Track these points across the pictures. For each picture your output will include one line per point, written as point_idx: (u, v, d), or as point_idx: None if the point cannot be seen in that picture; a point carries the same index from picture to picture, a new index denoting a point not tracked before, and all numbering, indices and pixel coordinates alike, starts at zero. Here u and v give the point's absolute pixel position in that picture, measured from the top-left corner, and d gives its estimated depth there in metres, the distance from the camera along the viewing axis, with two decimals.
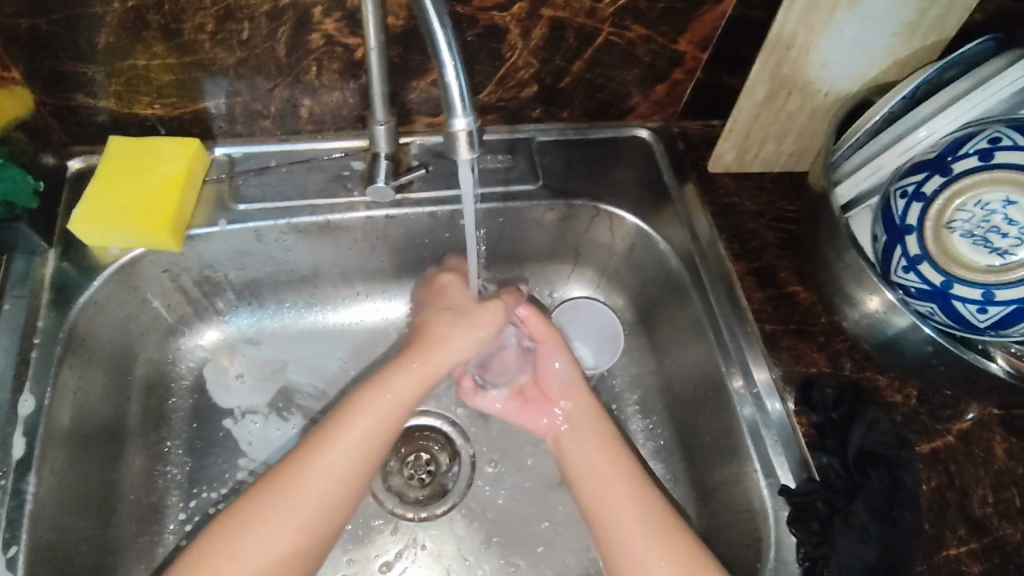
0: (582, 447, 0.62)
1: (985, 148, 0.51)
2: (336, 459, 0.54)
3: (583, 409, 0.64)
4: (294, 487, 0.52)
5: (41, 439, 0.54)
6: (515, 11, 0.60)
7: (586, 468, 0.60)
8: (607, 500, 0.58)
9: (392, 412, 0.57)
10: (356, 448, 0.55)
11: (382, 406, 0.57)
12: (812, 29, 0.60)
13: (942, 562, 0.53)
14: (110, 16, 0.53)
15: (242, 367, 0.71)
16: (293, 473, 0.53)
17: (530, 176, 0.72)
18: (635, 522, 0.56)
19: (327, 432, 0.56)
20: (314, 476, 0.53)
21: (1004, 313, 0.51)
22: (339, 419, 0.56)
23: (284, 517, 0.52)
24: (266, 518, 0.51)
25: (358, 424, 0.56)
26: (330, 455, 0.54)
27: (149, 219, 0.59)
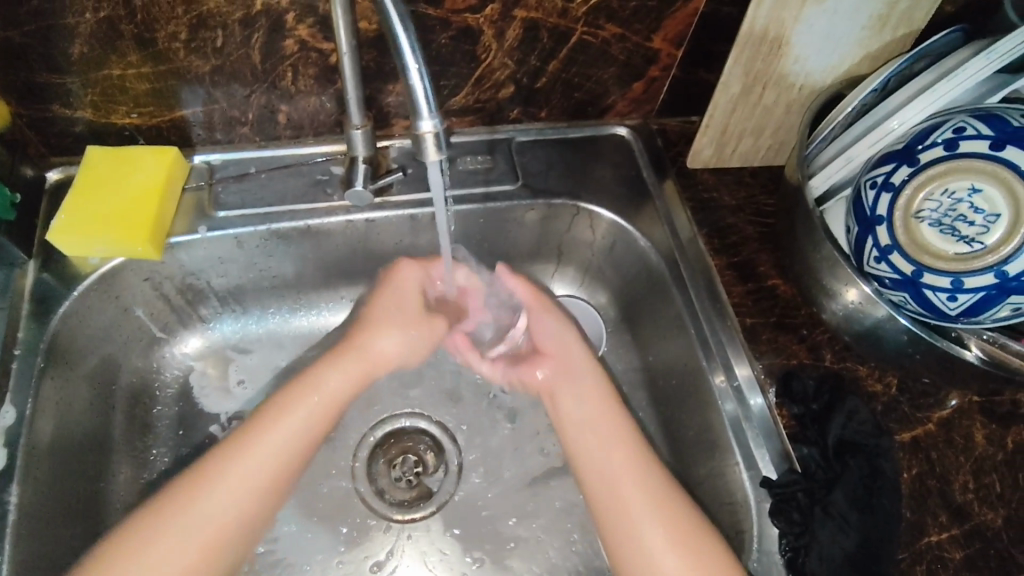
0: (579, 406, 0.62)
1: (951, 139, 0.52)
2: (257, 461, 0.55)
3: (576, 367, 0.64)
4: (224, 481, 0.53)
5: (23, 449, 0.54)
6: (487, 12, 0.60)
7: (584, 421, 0.61)
8: (614, 481, 0.57)
9: (322, 411, 0.59)
10: (279, 449, 0.56)
11: (312, 401, 0.59)
12: (782, 25, 0.60)
13: (923, 548, 0.54)
14: (82, 27, 0.53)
15: (236, 380, 0.71)
16: (209, 474, 0.54)
17: (510, 176, 0.72)
18: (644, 506, 0.55)
19: (249, 433, 0.56)
20: (231, 477, 0.54)
21: (973, 301, 0.52)
22: (262, 421, 0.57)
23: (199, 518, 0.52)
24: (180, 517, 0.51)
25: (284, 426, 0.57)
26: (253, 456, 0.55)
27: (128, 228, 0.60)
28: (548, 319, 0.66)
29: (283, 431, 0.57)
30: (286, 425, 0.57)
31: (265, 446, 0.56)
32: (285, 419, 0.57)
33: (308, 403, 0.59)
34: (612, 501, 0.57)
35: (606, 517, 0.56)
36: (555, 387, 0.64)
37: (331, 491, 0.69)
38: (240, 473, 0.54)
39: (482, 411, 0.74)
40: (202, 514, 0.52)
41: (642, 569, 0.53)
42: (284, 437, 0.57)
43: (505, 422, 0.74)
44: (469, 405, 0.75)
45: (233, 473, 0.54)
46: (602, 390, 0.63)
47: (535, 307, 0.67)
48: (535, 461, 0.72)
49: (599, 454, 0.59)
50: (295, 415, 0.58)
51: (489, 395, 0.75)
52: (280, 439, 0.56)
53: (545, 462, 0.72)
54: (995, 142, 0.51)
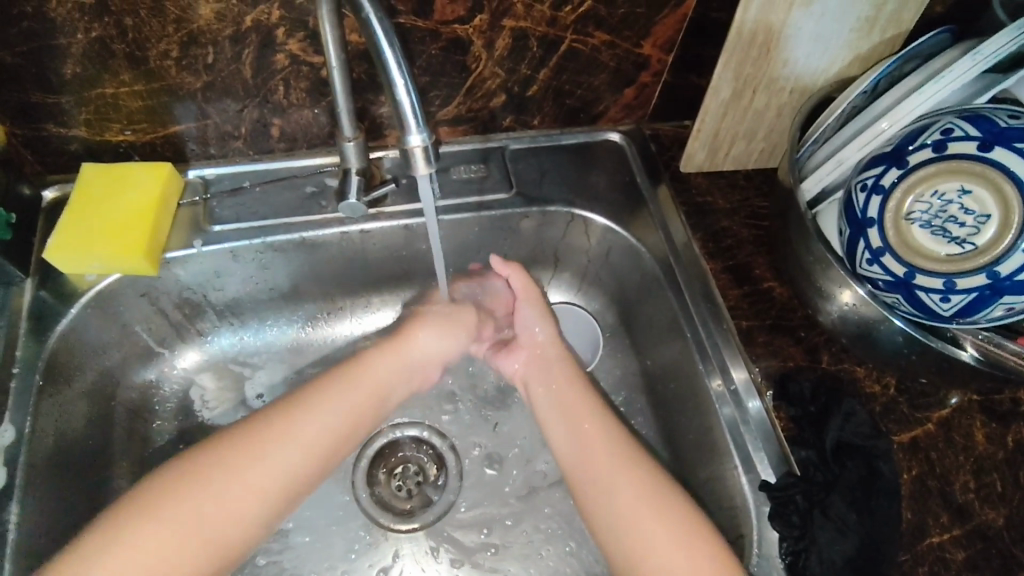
0: (549, 392, 0.66)
1: (939, 140, 0.53)
2: (315, 429, 0.58)
3: (549, 356, 0.69)
4: (276, 444, 0.56)
5: (22, 468, 0.55)
6: (476, 23, 0.60)
7: (551, 398, 0.66)
8: (592, 456, 0.60)
9: (366, 393, 0.62)
10: (337, 419, 0.59)
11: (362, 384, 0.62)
12: (770, 29, 0.60)
13: (925, 550, 0.53)
14: (74, 47, 0.53)
15: (248, 396, 0.72)
16: (272, 429, 0.56)
17: (504, 184, 0.73)
18: (625, 477, 0.58)
19: (311, 398, 0.59)
20: (292, 437, 0.56)
21: (966, 301, 0.52)
22: (320, 391, 0.60)
23: (257, 466, 0.54)
24: (241, 466, 0.54)
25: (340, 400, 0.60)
26: (314, 420, 0.58)
27: (123, 244, 0.60)
28: (529, 310, 0.70)
29: (339, 404, 0.60)
30: (342, 398, 0.60)
31: (323, 414, 0.59)
32: (344, 395, 0.60)
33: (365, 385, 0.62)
34: (594, 481, 0.59)
35: (585, 494, 0.59)
36: (529, 377, 0.68)
37: (331, 502, 0.69)
38: (303, 431, 0.57)
39: (481, 419, 0.74)
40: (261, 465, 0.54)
41: (617, 524, 0.56)
42: (341, 407, 0.60)
43: (504, 429, 0.74)
44: (468, 413, 0.75)
45: (296, 435, 0.57)
46: (570, 376, 0.67)
47: (523, 297, 0.71)
48: (534, 467, 0.72)
49: (580, 437, 0.62)
50: (352, 389, 0.61)
51: (488, 403, 0.75)
52: (337, 412, 0.59)
53: (545, 469, 0.72)
54: (983, 143, 0.51)
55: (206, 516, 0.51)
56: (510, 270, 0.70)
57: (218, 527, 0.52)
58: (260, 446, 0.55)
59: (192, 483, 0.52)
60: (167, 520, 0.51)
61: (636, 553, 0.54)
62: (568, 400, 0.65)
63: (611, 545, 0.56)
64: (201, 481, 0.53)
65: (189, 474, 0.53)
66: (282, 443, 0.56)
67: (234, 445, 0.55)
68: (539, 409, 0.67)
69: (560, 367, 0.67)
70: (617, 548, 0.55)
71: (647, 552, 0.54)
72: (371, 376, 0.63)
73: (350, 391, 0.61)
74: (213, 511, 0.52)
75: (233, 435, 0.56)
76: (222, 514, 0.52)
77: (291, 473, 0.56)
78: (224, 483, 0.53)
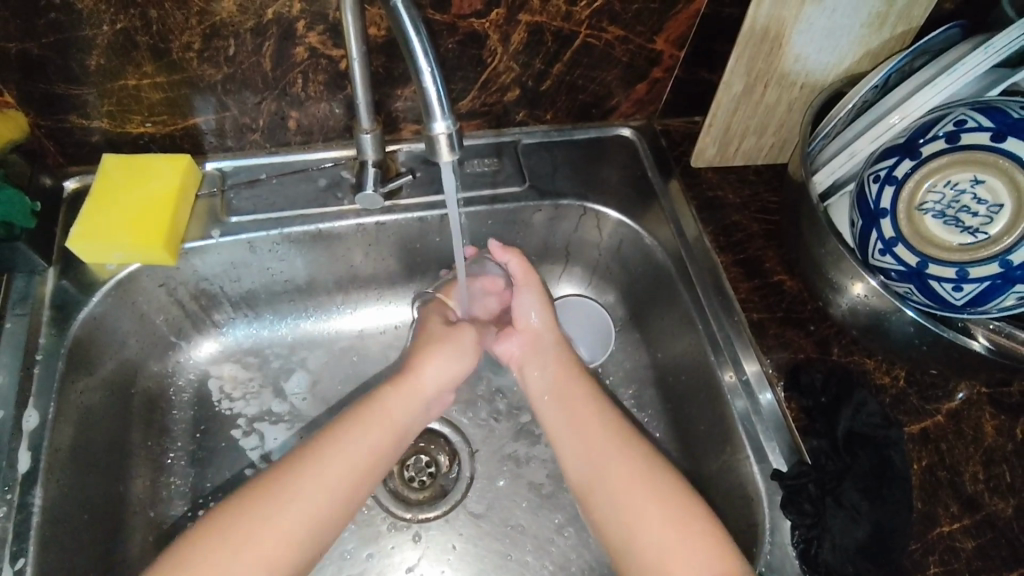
0: (543, 379, 0.69)
1: (951, 131, 0.53)
2: (331, 482, 0.56)
3: (546, 340, 0.70)
4: (316, 476, 0.56)
5: (45, 454, 0.55)
6: (493, 16, 0.61)
7: (552, 378, 0.68)
8: (590, 438, 0.62)
9: (386, 433, 0.60)
10: (351, 469, 0.57)
11: (383, 426, 0.60)
12: (782, 24, 0.61)
13: (936, 539, 0.54)
14: (99, 39, 0.54)
15: (279, 381, 0.73)
16: (286, 493, 0.54)
17: (517, 177, 0.73)
18: (621, 460, 0.60)
19: (320, 454, 0.57)
20: (309, 496, 0.55)
21: (978, 291, 0.53)
22: (330, 443, 0.58)
23: (279, 534, 0.53)
24: (261, 526, 0.52)
25: (351, 445, 0.58)
26: (322, 478, 0.56)
27: (143, 235, 0.61)
28: (528, 296, 0.71)
29: (351, 453, 0.58)
30: (353, 446, 0.58)
31: (334, 471, 0.56)
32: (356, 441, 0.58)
33: (376, 426, 0.60)
34: (589, 460, 0.62)
35: (582, 478, 0.62)
36: (524, 361, 0.70)
37: None
38: (316, 488, 0.55)
39: (494, 410, 0.75)
40: (284, 531, 0.53)
41: (614, 505, 0.59)
42: (353, 456, 0.58)
43: (514, 422, 0.74)
44: (482, 407, 0.75)
45: (331, 469, 0.56)
46: (568, 363, 0.69)
47: (522, 283, 0.71)
48: (546, 459, 0.72)
49: (575, 419, 0.64)
50: (361, 434, 0.59)
51: (497, 395, 0.76)
52: (351, 461, 0.57)
53: (557, 462, 0.72)
54: (996, 133, 0.52)
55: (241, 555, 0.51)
56: (509, 256, 0.70)
57: None
58: (279, 501, 0.54)
59: (211, 545, 0.51)
60: None
61: (633, 524, 0.57)
62: (564, 380, 0.67)
63: (607, 525, 0.59)
64: (226, 541, 0.52)
65: (206, 555, 0.51)
66: (320, 473, 0.56)
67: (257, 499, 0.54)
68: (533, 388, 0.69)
69: (559, 359, 0.69)
70: (614, 531, 0.58)
71: (642, 529, 0.57)
72: (381, 417, 0.61)
73: (362, 436, 0.59)
74: None
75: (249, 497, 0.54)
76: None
77: (311, 529, 0.54)
78: (246, 561, 0.51)
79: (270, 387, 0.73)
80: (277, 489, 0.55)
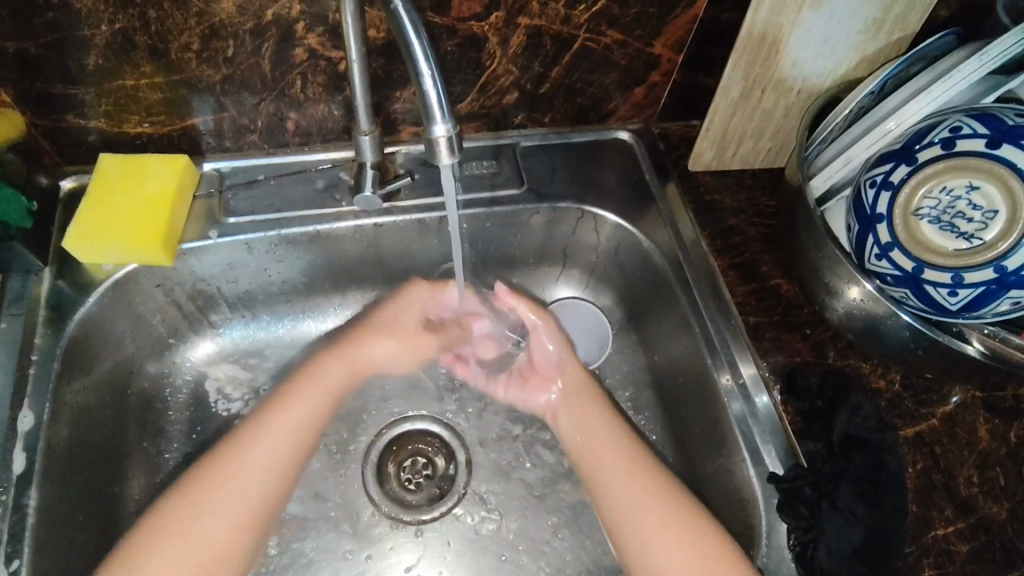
0: (572, 417, 0.67)
1: (947, 138, 0.53)
2: (273, 447, 0.60)
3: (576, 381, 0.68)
4: (261, 438, 0.60)
5: (41, 454, 0.55)
6: (492, 20, 0.61)
7: (578, 414, 0.67)
8: (605, 467, 0.63)
9: (323, 394, 0.65)
10: (291, 432, 0.62)
11: (318, 389, 0.65)
12: (780, 29, 0.61)
13: (930, 542, 0.54)
14: (97, 39, 0.54)
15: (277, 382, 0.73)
16: (228, 462, 0.58)
17: (515, 180, 0.74)
18: (635, 483, 0.61)
19: (260, 424, 0.61)
20: (254, 461, 0.59)
21: (974, 296, 0.53)
22: (272, 407, 0.62)
23: (229, 498, 0.57)
24: (214, 489, 0.57)
25: (291, 413, 0.62)
26: (266, 441, 0.60)
27: (140, 235, 0.61)
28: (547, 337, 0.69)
29: (291, 417, 0.62)
30: (293, 410, 0.63)
31: (278, 432, 0.61)
32: (294, 405, 0.63)
33: (316, 391, 0.65)
34: (610, 488, 0.62)
35: (586, 465, 0.65)
36: (557, 408, 0.68)
37: (339, 494, 0.69)
38: (257, 451, 0.59)
39: (490, 412, 0.75)
40: (232, 494, 0.57)
41: (634, 530, 0.59)
42: (296, 416, 0.62)
43: (510, 424, 0.74)
44: (479, 409, 0.75)
45: (273, 431, 0.61)
46: (597, 402, 0.67)
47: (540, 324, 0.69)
48: (543, 462, 0.72)
49: (599, 454, 0.64)
50: (298, 401, 0.63)
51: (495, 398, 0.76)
52: (290, 425, 0.62)
53: (554, 465, 0.72)
54: (991, 140, 0.52)
55: (202, 515, 0.56)
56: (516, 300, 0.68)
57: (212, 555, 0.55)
58: (227, 465, 0.58)
59: (173, 513, 0.55)
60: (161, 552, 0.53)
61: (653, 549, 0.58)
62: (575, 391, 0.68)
63: (629, 550, 0.59)
64: (188, 507, 0.56)
65: (157, 533, 0.54)
66: (265, 434, 0.60)
67: (211, 466, 0.58)
68: (564, 433, 0.68)
69: (588, 398, 0.67)
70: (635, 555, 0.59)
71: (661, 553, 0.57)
72: (316, 380, 0.65)
73: (303, 403, 0.63)
74: (201, 543, 0.55)
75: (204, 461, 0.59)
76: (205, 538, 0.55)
77: (258, 488, 0.58)
78: (205, 516, 0.56)
79: (266, 388, 0.72)
80: (220, 461, 0.58)
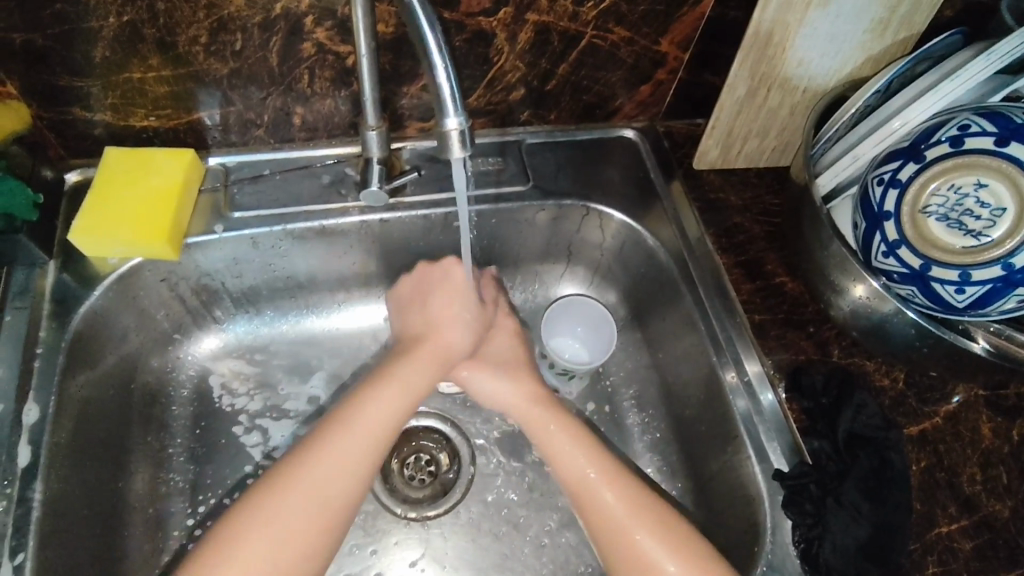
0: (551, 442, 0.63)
1: (955, 136, 0.54)
2: (351, 450, 0.56)
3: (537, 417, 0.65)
4: (343, 442, 0.56)
5: (45, 447, 0.55)
6: (500, 16, 0.61)
7: (554, 437, 0.63)
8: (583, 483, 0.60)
9: (402, 396, 0.61)
10: (372, 437, 0.58)
11: (399, 392, 0.61)
12: (787, 28, 0.61)
13: (934, 539, 0.55)
14: (105, 31, 0.54)
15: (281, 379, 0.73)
16: (308, 463, 0.55)
17: (521, 177, 0.74)
18: (616, 494, 0.58)
19: (339, 426, 0.57)
20: (336, 466, 0.55)
21: (981, 293, 0.54)
22: (353, 409, 0.59)
23: (312, 502, 0.54)
24: (292, 496, 0.53)
25: (373, 415, 0.59)
26: (347, 445, 0.56)
27: (146, 229, 0.60)
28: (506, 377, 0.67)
29: (373, 420, 0.59)
30: (375, 414, 0.59)
31: (357, 437, 0.57)
32: (376, 408, 0.59)
33: (396, 392, 0.61)
34: (590, 505, 0.59)
35: (582, 493, 0.60)
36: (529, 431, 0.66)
37: None
38: (338, 455, 0.56)
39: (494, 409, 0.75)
40: (309, 501, 0.53)
41: (622, 546, 0.56)
42: (378, 420, 0.59)
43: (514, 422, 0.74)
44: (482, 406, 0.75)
45: (355, 434, 0.57)
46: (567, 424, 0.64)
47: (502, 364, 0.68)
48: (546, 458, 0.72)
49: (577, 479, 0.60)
50: (379, 404, 0.60)
51: None
52: (372, 428, 0.58)
53: None
54: (999, 138, 0.52)
55: (281, 524, 0.52)
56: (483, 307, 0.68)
57: (290, 564, 0.52)
58: (306, 470, 0.55)
59: (251, 521, 0.52)
60: (241, 561, 0.50)
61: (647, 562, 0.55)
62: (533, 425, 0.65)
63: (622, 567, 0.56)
64: (267, 515, 0.52)
65: (235, 536, 0.51)
66: (348, 439, 0.57)
67: (287, 471, 0.55)
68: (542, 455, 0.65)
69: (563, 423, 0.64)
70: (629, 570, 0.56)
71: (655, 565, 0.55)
72: (399, 381, 0.62)
73: (384, 405, 0.60)
74: (280, 552, 0.51)
75: (282, 466, 0.55)
76: (285, 548, 0.52)
77: (336, 497, 0.55)
78: (281, 524, 0.52)
79: (269, 384, 0.72)
80: (295, 465, 0.55)
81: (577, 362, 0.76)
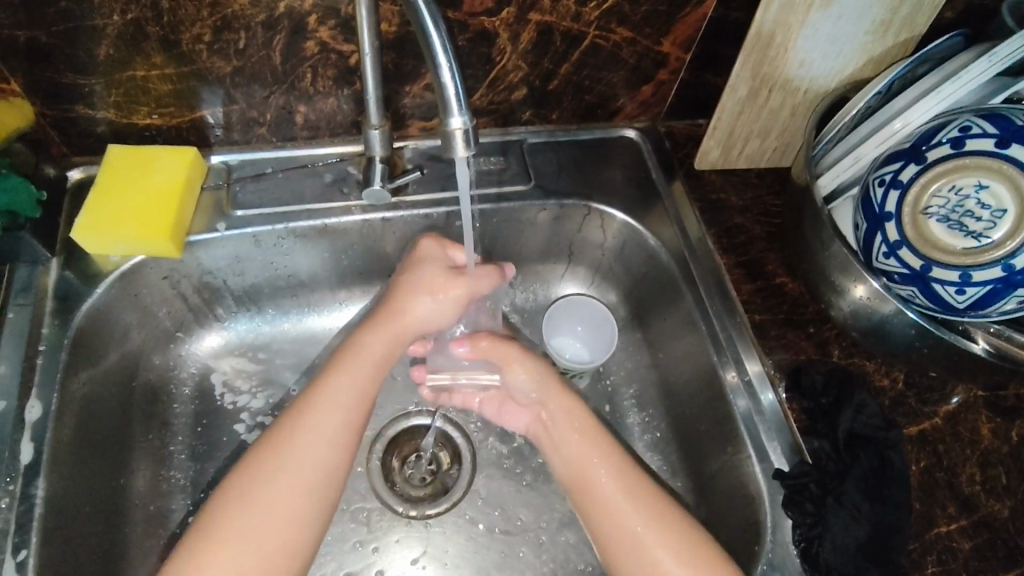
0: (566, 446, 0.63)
1: (956, 137, 0.54)
2: (317, 430, 0.56)
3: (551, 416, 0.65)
4: (311, 424, 0.56)
5: (48, 444, 0.55)
6: (503, 15, 0.61)
7: (568, 439, 0.63)
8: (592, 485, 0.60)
9: (367, 369, 0.59)
10: (338, 416, 0.57)
11: (362, 365, 0.59)
12: (789, 29, 0.61)
13: (933, 539, 0.55)
14: (109, 29, 0.54)
15: (281, 376, 0.73)
16: (275, 451, 0.55)
17: (523, 176, 0.74)
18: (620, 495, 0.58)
19: (303, 411, 0.57)
20: (299, 452, 0.55)
21: (981, 294, 0.54)
22: (318, 390, 0.58)
23: (283, 490, 0.53)
24: (263, 483, 0.53)
25: (337, 392, 0.58)
26: (313, 428, 0.56)
27: (148, 227, 0.60)
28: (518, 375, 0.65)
29: (338, 397, 0.57)
30: (338, 391, 0.58)
31: (324, 417, 0.56)
32: (339, 384, 0.58)
33: (358, 366, 0.59)
34: (595, 507, 0.59)
35: (585, 486, 0.60)
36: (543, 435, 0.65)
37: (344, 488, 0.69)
38: (306, 437, 0.55)
39: None
40: (280, 486, 0.53)
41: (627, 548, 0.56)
42: (344, 397, 0.58)
43: None
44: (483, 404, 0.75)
45: (320, 414, 0.56)
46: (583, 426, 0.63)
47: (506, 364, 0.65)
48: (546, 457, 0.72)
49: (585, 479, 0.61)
50: (341, 381, 0.58)
51: None
52: (338, 406, 0.57)
53: None
54: (1000, 140, 0.53)
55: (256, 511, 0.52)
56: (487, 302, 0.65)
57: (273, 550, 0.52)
58: (276, 456, 0.54)
59: (227, 511, 0.52)
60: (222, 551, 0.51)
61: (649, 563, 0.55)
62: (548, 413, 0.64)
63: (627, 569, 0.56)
64: (243, 503, 0.52)
65: (213, 528, 0.52)
66: (315, 421, 0.56)
67: (258, 458, 0.54)
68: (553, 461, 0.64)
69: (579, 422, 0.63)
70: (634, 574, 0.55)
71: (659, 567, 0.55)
72: (359, 355, 0.60)
73: (348, 380, 0.58)
74: (261, 539, 0.51)
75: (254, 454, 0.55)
76: (264, 534, 0.52)
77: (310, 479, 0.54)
78: (258, 511, 0.52)
79: (270, 382, 0.72)
80: (265, 452, 0.55)
81: (578, 362, 0.76)
